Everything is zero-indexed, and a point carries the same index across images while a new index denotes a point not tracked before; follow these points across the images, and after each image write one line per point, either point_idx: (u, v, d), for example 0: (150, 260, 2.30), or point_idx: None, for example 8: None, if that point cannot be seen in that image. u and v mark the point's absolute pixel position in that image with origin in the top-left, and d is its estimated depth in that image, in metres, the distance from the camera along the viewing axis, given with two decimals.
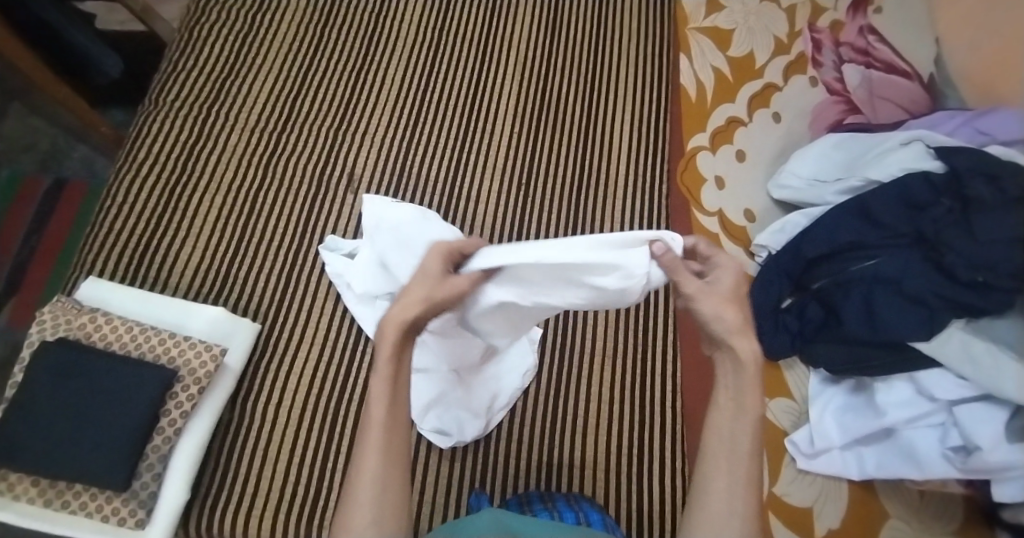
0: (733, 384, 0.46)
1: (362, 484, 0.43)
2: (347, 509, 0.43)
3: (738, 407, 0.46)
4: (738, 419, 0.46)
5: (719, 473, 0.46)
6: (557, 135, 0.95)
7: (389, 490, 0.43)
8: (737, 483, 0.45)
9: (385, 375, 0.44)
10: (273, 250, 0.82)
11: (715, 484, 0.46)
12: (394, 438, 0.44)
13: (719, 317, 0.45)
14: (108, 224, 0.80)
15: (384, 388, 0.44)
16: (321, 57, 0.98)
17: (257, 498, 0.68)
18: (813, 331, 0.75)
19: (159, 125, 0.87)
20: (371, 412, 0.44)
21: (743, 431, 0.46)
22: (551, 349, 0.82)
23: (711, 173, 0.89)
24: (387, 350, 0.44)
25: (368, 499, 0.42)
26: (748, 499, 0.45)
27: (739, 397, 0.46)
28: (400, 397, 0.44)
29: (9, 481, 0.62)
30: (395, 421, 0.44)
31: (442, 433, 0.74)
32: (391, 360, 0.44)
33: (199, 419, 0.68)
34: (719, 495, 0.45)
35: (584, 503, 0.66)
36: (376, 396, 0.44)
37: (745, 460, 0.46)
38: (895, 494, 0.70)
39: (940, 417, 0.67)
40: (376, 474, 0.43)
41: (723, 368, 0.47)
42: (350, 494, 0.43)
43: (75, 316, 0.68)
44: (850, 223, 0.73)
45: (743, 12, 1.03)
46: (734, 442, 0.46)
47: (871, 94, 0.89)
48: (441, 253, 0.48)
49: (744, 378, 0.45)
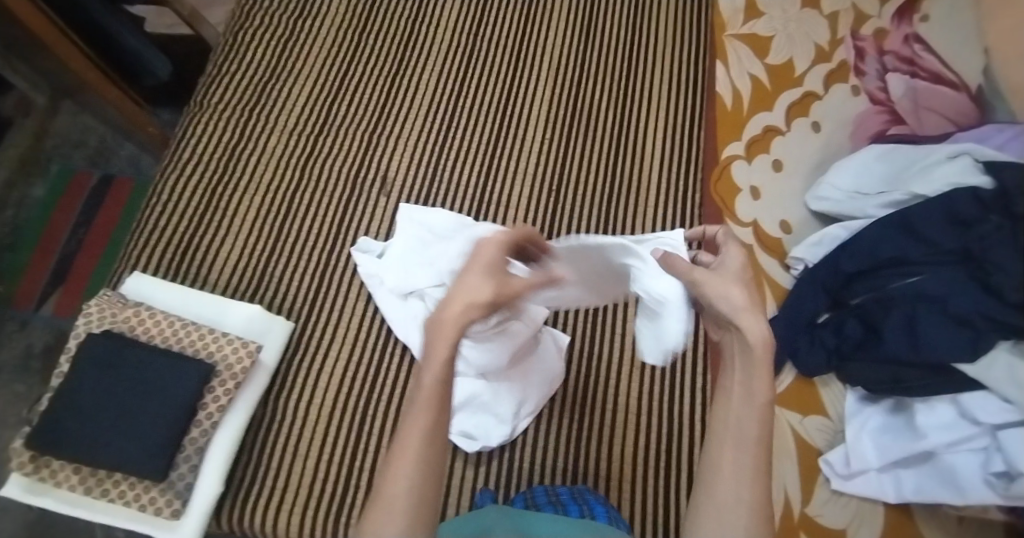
0: (741, 369, 0.43)
1: (398, 490, 0.39)
2: (376, 515, 0.39)
3: (745, 390, 0.42)
4: (748, 404, 0.42)
5: (724, 460, 0.42)
6: (589, 140, 0.95)
7: (426, 503, 0.40)
8: (744, 472, 0.41)
9: (435, 381, 0.40)
10: (308, 249, 0.84)
11: (722, 471, 0.42)
12: (434, 450, 0.40)
13: (725, 296, 0.44)
14: (153, 222, 0.83)
15: (432, 392, 0.40)
16: (359, 62, 0.99)
17: (287, 493, 0.70)
18: (851, 348, 0.73)
19: (203, 126, 0.90)
20: (416, 417, 0.40)
21: (750, 416, 0.42)
22: (579, 356, 0.82)
23: (746, 183, 0.88)
24: (440, 351, 0.39)
25: (402, 509, 0.39)
26: (756, 489, 0.41)
27: (748, 380, 0.42)
28: (446, 406, 0.41)
29: (52, 468, 0.64)
30: (438, 431, 0.41)
31: (468, 437, 0.74)
32: (444, 363, 0.40)
33: (235, 414, 0.69)
34: (723, 484, 0.41)
35: (589, 496, 0.68)
36: (422, 401, 0.40)
37: (751, 446, 0.41)
38: (930, 517, 0.69)
39: (983, 441, 0.64)
40: (413, 481, 0.39)
41: (737, 357, 0.44)
42: (382, 498, 0.39)
43: (120, 310, 0.70)
44: (892, 239, 0.71)
45: (782, 19, 1.01)
46: (741, 427, 0.42)
47: (916, 105, 0.86)
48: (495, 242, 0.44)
49: (751, 359, 0.42)
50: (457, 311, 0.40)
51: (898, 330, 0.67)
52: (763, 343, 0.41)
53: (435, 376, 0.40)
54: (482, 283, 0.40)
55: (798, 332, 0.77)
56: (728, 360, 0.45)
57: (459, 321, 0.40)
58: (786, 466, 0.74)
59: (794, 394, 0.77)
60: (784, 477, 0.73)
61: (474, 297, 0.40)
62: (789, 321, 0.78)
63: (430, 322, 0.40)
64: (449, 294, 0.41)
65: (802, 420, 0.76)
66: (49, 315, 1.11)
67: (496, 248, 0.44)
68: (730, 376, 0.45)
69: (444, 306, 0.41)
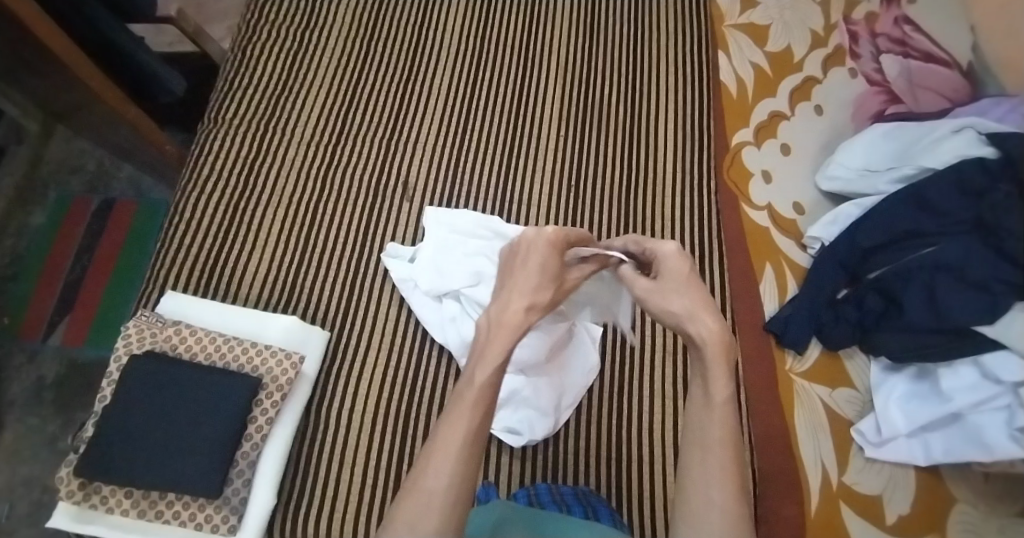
0: (700, 376, 0.46)
1: (438, 484, 0.40)
2: (410, 509, 0.39)
3: (703, 397, 0.45)
4: (709, 408, 0.45)
5: (693, 463, 0.44)
6: (603, 133, 0.97)
7: (460, 504, 0.40)
8: (712, 475, 0.42)
9: (486, 379, 0.44)
10: (336, 258, 0.84)
11: (694, 476, 0.43)
12: (475, 447, 0.42)
13: (668, 310, 0.48)
14: (177, 241, 0.82)
15: (484, 387, 0.44)
16: (370, 71, 1.00)
17: (338, 503, 0.70)
18: (875, 320, 0.73)
19: (221, 142, 0.90)
20: (461, 413, 0.43)
21: (712, 421, 0.44)
22: (612, 348, 0.82)
23: (758, 167, 0.91)
24: (497, 348, 0.46)
25: (440, 506, 0.39)
26: (727, 491, 0.42)
27: (706, 386, 0.45)
28: (491, 407, 0.44)
29: (102, 494, 0.64)
30: (483, 427, 0.43)
31: (513, 432, 0.75)
32: (498, 363, 0.45)
33: (282, 427, 0.70)
34: (696, 487, 0.43)
35: (593, 498, 0.69)
36: (472, 393, 0.44)
37: (717, 448, 0.43)
38: (960, 478, 0.70)
39: (1006, 399, 0.63)
40: (451, 477, 0.40)
41: (695, 367, 0.47)
42: (419, 493, 0.40)
43: (161, 329, 0.71)
44: (905, 211, 0.72)
45: (777, 8, 1.04)
46: (706, 431, 0.44)
47: (911, 83, 0.90)
48: (550, 245, 0.52)
49: (704, 363, 0.45)
50: (520, 314, 0.47)
51: (918, 299, 0.67)
52: (713, 347, 0.45)
53: (486, 373, 0.45)
54: (542, 288, 0.49)
55: (819, 308, 0.76)
56: (692, 371, 0.48)
57: (521, 324, 0.47)
58: (821, 439, 0.74)
59: (823, 368, 0.78)
60: (820, 450, 0.73)
61: (537, 302, 0.49)
62: (810, 297, 0.77)
63: (491, 322, 0.47)
64: (509, 296, 0.49)
65: (830, 393, 0.76)
66: (59, 345, 1.06)
67: (550, 253, 0.51)
68: (696, 387, 0.47)
69: (504, 307, 0.48)
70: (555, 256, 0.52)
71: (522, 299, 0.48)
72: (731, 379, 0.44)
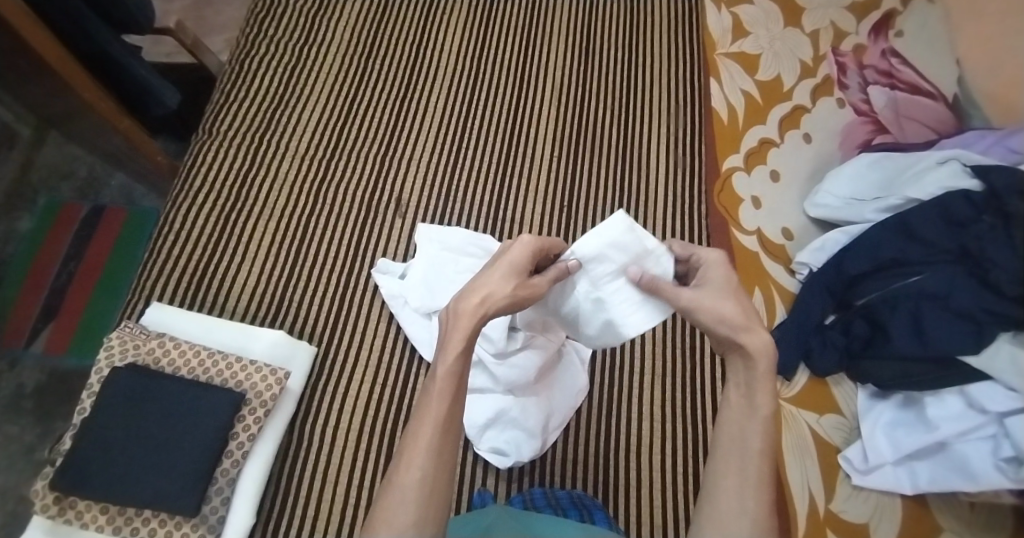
0: (744, 383, 0.47)
1: (410, 478, 0.40)
2: (386, 508, 0.40)
3: (748, 405, 0.46)
4: (752, 415, 0.46)
5: (730, 469, 0.45)
6: (594, 154, 0.98)
7: (437, 494, 0.40)
8: (748, 483, 0.44)
9: (449, 367, 0.43)
10: (326, 273, 0.84)
11: (726, 484, 0.44)
12: (448, 439, 0.42)
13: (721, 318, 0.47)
14: (167, 251, 0.82)
15: (448, 379, 0.43)
16: (368, 87, 1.01)
17: (318, 522, 0.69)
18: (861, 347, 0.73)
19: (214, 153, 0.90)
20: (430, 405, 0.43)
21: (754, 430, 0.45)
22: (600, 368, 0.82)
23: (748, 193, 0.92)
24: (458, 338, 0.44)
25: (415, 500, 0.40)
26: (760, 500, 0.43)
27: (750, 394, 0.46)
28: (459, 396, 0.44)
29: (77, 509, 0.62)
30: (453, 417, 0.43)
31: (499, 453, 0.74)
32: (458, 353, 0.43)
33: (265, 442, 0.69)
34: (729, 494, 0.44)
35: (589, 502, 0.69)
36: (438, 390, 0.43)
37: (755, 458, 0.44)
38: (945, 507, 0.68)
39: (991, 428, 0.63)
40: (424, 470, 0.40)
41: (736, 371, 0.48)
42: (392, 491, 0.40)
43: (144, 341, 0.70)
44: (891, 240, 0.72)
45: (768, 37, 1.06)
46: (745, 440, 0.45)
47: (897, 114, 0.92)
48: (529, 246, 0.48)
49: (754, 374, 0.46)
50: (473, 302, 0.45)
51: (904, 328, 0.68)
52: (763, 359, 0.45)
53: (448, 363, 0.43)
54: (503, 281, 0.46)
55: (807, 333, 0.77)
56: (730, 376, 0.49)
57: (476, 311, 0.45)
58: (808, 467, 0.73)
59: (809, 394, 0.77)
60: (807, 477, 0.72)
61: (489, 292, 0.45)
62: (797, 322, 0.77)
63: (449, 312, 0.45)
64: (467, 288, 0.46)
65: (817, 420, 0.76)
66: (40, 353, 1.02)
67: (525, 254, 0.48)
68: (736, 393, 0.47)
69: (461, 299, 0.45)
70: (528, 256, 0.48)
71: (475, 293, 0.45)
72: (773, 391, 0.46)
